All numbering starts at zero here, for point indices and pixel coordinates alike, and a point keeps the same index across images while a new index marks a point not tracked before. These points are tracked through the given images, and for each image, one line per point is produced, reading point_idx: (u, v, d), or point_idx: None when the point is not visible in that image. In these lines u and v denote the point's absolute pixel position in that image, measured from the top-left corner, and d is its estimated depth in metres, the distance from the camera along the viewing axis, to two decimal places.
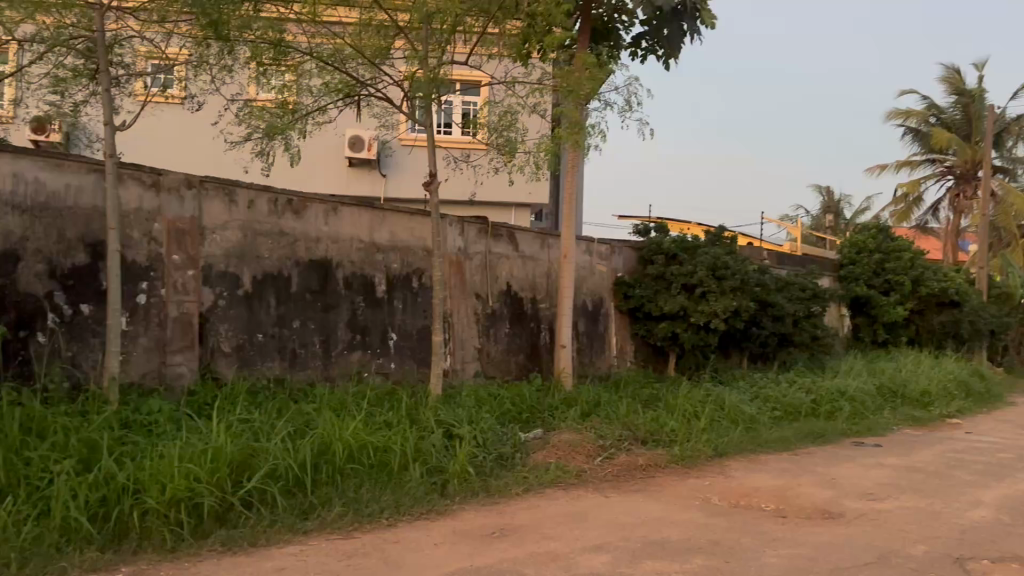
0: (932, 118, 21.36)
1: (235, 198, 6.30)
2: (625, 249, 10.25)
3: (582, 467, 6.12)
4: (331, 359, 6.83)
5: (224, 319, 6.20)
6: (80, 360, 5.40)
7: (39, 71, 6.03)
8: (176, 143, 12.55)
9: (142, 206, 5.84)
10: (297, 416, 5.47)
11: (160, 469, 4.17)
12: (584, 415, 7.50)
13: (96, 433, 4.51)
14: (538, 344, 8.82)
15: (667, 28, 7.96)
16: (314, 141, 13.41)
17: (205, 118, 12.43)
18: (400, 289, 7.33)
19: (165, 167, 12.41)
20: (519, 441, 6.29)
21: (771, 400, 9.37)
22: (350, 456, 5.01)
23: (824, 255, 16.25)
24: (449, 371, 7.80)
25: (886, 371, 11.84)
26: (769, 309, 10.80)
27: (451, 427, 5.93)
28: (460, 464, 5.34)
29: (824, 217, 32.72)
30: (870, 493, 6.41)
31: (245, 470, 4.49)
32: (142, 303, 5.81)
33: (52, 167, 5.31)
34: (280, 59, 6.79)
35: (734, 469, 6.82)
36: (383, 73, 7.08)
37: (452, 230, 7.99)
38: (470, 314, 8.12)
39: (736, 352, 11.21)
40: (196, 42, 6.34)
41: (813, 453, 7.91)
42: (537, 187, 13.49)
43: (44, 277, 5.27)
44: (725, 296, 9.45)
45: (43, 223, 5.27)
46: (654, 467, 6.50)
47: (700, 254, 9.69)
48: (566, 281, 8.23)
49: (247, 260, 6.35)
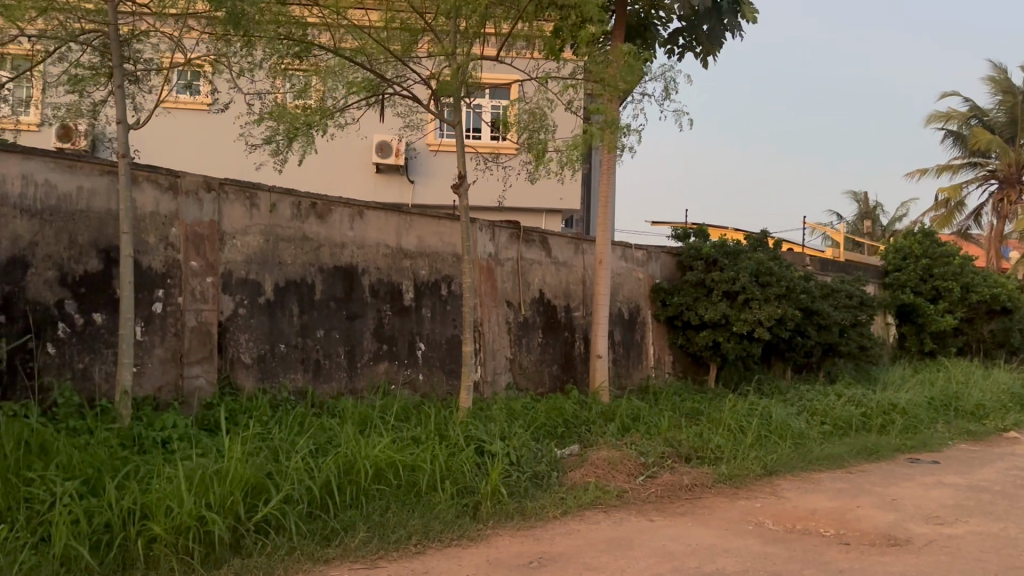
0: (974, 120, 20.68)
1: (256, 202, 6.01)
2: (662, 255, 9.85)
3: (623, 487, 5.70)
4: (356, 370, 6.49)
5: (245, 328, 5.88)
6: (92, 372, 5.11)
7: (52, 71, 5.80)
8: (201, 147, 12.38)
9: (158, 210, 5.55)
10: (320, 432, 5.12)
11: (168, 492, 3.86)
12: (622, 429, 7.08)
13: (104, 453, 4.21)
14: (572, 354, 8.41)
15: (707, 24, 7.54)
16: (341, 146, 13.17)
17: (228, 120, 12.26)
18: (428, 297, 7.00)
19: (189, 171, 12.23)
20: (556, 458, 5.89)
21: (818, 415, 8.86)
22: (376, 475, 4.65)
23: (866, 261, 15.64)
24: (481, 383, 7.42)
25: (938, 383, 11.25)
26: (814, 317, 10.27)
27: (482, 444, 5.56)
28: (493, 484, 4.96)
29: (861, 224, 31.85)
30: (936, 517, 5.90)
31: (261, 492, 4.16)
32: (158, 312, 5.50)
33: (64, 169, 5.05)
34: (302, 55, 6.54)
35: (786, 488, 6.35)
36: (410, 70, 6.79)
37: (483, 235, 7.63)
38: (502, 323, 7.73)
39: (780, 363, 10.71)
40: (216, 38, 6.11)
41: (867, 471, 7.40)
42: (569, 192, 13.13)
43: (54, 284, 5.00)
44: (770, 304, 8.95)
45: (53, 227, 5.01)
46: (700, 487, 6.06)
47: (742, 260, 9.24)
48: (601, 288, 7.81)
49: (269, 266, 6.04)
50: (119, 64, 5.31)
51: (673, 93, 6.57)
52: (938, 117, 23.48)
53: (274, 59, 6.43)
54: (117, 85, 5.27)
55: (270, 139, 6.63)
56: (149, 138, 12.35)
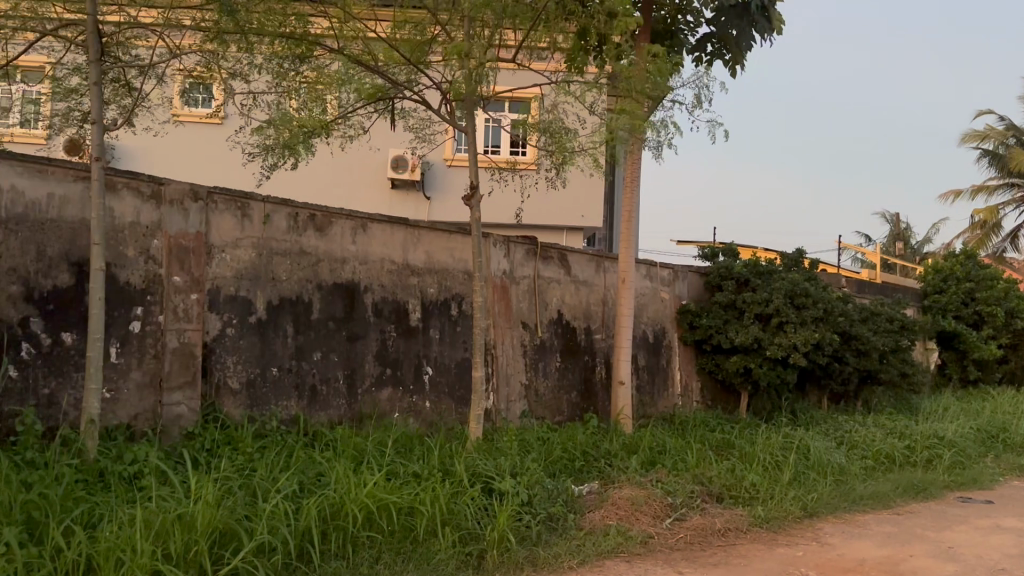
0: (1011, 140, 19.93)
1: (249, 213, 5.53)
2: (690, 274, 9.27)
3: (648, 532, 5.09)
4: (356, 397, 5.96)
5: (233, 350, 5.38)
6: (59, 398, 4.62)
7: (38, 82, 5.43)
8: (198, 160, 11.96)
9: (139, 220, 5.06)
10: (309, 468, 4.59)
11: (120, 541, 3.33)
12: (646, 464, 6.48)
13: (55, 493, 3.70)
14: (592, 380, 7.82)
15: (735, 28, 6.81)
16: (354, 158, 12.65)
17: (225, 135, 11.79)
18: (436, 317, 6.49)
19: (186, 184, 11.85)
20: (572, 497, 5.30)
21: (858, 448, 8.17)
22: (368, 520, 4.09)
23: (903, 284, 14.90)
24: (493, 411, 6.85)
25: (985, 413, 10.49)
26: (853, 342, 9.59)
27: (490, 482, 5.01)
28: (500, 530, 4.36)
29: (892, 246, 30.97)
30: (1003, 570, 5.19)
31: (232, 540, 3.62)
32: (136, 331, 4.99)
33: (33, 174, 4.60)
34: (309, 61, 6.10)
35: (829, 533, 5.70)
36: (423, 74, 6.25)
37: (496, 251, 7.11)
38: (517, 345, 7.18)
39: (816, 391, 10.03)
40: (208, 36, 5.66)
41: (917, 512, 6.70)
42: (592, 209, 12.64)
43: (19, 300, 4.53)
44: (806, 327, 8.31)
45: (20, 238, 4.55)
46: (734, 532, 5.43)
47: (776, 280, 8.64)
48: (624, 309, 7.22)
49: (262, 282, 5.55)
50: (93, 59, 4.86)
51: (706, 103, 6.07)
52: (973, 135, 22.72)
53: (273, 60, 5.96)
54: (91, 82, 4.83)
55: (265, 149, 6.17)
56: (150, 153, 12.06)
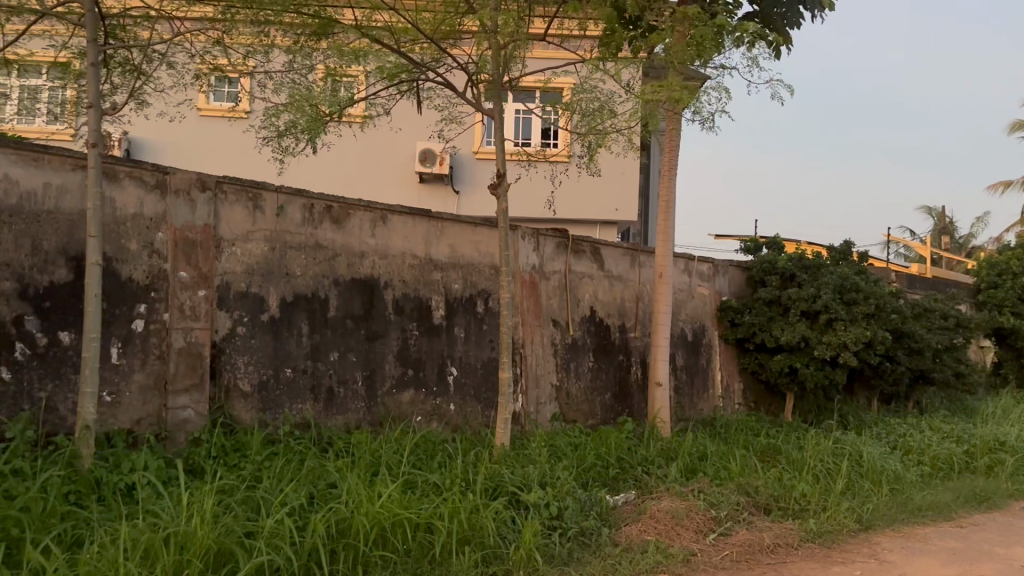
0: None
1: (260, 204, 5.20)
2: (731, 269, 8.79)
3: (689, 548, 4.65)
4: (375, 399, 5.60)
5: (244, 351, 5.05)
6: (56, 402, 4.34)
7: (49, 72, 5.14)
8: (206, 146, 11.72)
9: (142, 212, 4.75)
10: (320, 479, 4.22)
11: (102, 565, 2.99)
12: (687, 472, 6.04)
13: (39, 507, 3.38)
14: (627, 381, 7.39)
15: (783, 5, 6.33)
16: (368, 137, 12.30)
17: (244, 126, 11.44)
18: (461, 315, 6.10)
19: (197, 172, 11.66)
20: (608, 509, 4.88)
21: (913, 454, 7.61)
22: (381, 538, 3.70)
23: (956, 279, 14.15)
24: (522, 414, 6.45)
25: None
26: (905, 340, 9.01)
27: (516, 495, 4.63)
28: (526, 548, 3.95)
29: (938, 240, 29.89)
30: None
31: (228, 562, 3.26)
32: (139, 330, 4.68)
33: (27, 162, 4.30)
34: (329, 41, 5.60)
35: (888, 550, 5.19)
36: (447, 54, 5.89)
37: (525, 245, 6.72)
38: (547, 344, 6.77)
39: (865, 392, 9.46)
40: (217, 12, 5.33)
41: (983, 524, 6.14)
42: (626, 203, 12.18)
43: (13, 298, 4.24)
44: (857, 325, 7.79)
45: (13, 231, 4.26)
46: (785, 549, 4.96)
47: (824, 275, 8.13)
48: (662, 305, 6.76)
49: (275, 278, 5.22)
50: (91, 39, 4.43)
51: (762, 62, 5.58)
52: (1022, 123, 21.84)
53: (288, 38, 5.63)
54: (89, 64, 4.42)
55: (281, 135, 5.84)
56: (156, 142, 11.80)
